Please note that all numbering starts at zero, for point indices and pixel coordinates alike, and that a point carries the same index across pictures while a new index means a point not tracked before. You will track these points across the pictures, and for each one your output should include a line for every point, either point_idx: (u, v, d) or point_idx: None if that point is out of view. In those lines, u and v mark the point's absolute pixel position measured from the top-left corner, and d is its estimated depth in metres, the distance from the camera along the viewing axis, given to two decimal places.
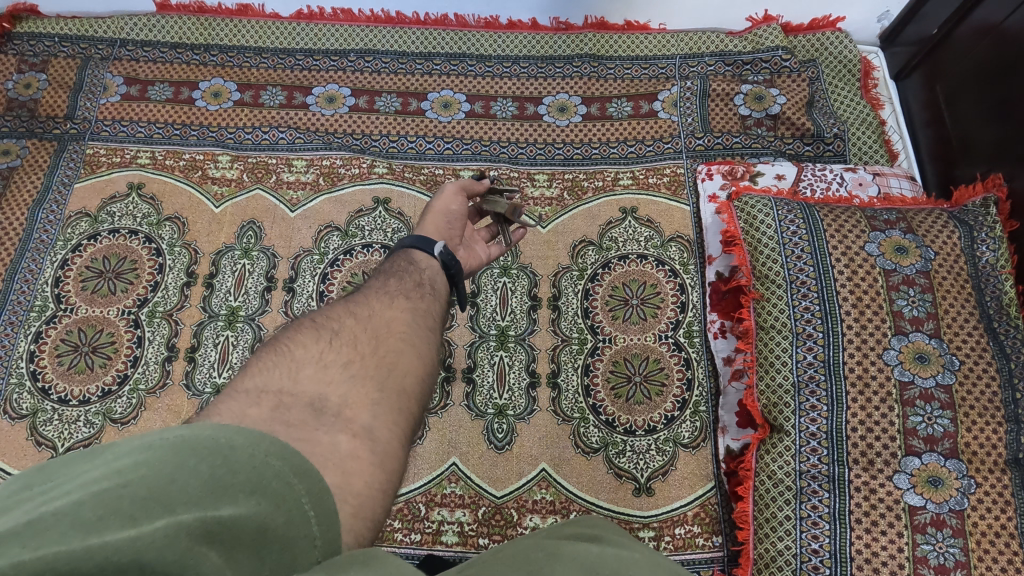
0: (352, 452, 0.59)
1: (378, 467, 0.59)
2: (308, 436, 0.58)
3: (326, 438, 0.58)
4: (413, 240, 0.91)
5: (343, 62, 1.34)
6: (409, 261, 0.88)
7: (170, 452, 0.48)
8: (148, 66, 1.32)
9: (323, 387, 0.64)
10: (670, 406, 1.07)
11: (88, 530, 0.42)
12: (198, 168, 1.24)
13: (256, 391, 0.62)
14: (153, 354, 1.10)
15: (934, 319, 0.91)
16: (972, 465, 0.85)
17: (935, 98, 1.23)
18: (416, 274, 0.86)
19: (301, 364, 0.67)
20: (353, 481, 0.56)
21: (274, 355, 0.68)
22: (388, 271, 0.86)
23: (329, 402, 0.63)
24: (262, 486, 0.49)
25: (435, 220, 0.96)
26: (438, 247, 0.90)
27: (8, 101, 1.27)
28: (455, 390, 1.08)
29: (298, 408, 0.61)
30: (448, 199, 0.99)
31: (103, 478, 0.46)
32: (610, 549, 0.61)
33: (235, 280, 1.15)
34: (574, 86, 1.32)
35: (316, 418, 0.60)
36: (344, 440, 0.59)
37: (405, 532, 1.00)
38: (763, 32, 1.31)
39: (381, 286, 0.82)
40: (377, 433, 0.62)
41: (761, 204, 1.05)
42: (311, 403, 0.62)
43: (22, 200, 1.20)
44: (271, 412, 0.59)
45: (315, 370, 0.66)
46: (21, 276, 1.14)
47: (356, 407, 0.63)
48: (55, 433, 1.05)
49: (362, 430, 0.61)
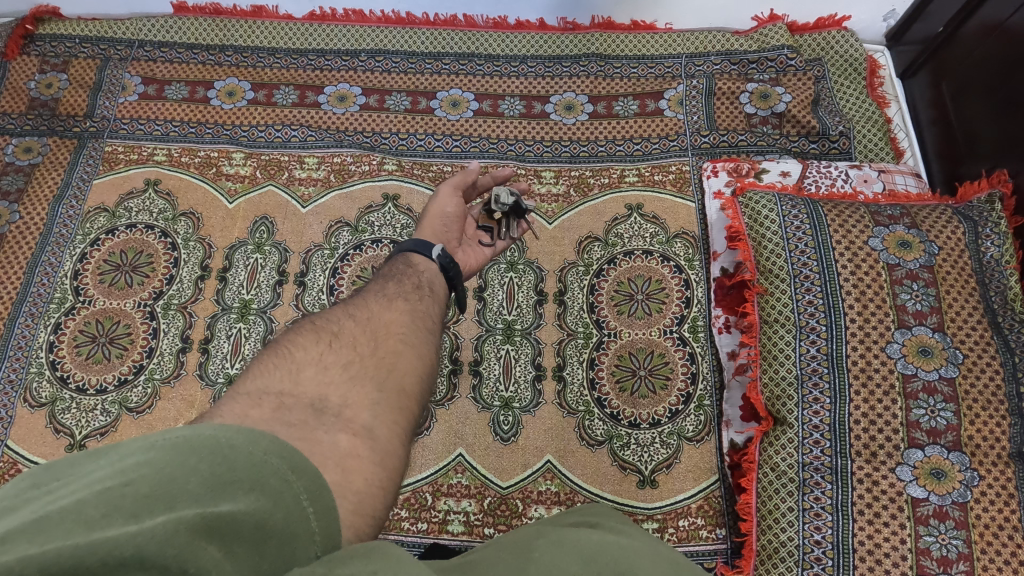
0: (352, 450, 0.60)
1: (379, 464, 0.60)
2: (308, 434, 0.59)
3: (326, 437, 0.59)
4: (413, 243, 0.94)
5: (354, 63, 1.36)
6: (408, 264, 0.90)
7: (172, 451, 0.49)
8: (165, 66, 1.35)
9: (323, 388, 0.66)
10: (674, 400, 1.08)
11: (91, 526, 0.43)
12: (212, 166, 1.27)
13: (257, 392, 0.63)
14: (168, 345, 1.13)
15: (937, 313, 0.92)
16: (975, 458, 0.85)
17: (941, 96, 1.23)
18: (415, 277, 0.88)
19: (301, 365, 0.68)
20: (353, 478, 0.57)
21: (276, 356, 0.70)
22: (388, 274, 0.88)
23: (329, 403, 0.64)
24: (260, 484, 0.50)
25: (431, 222, 1.00)
26: (437, 250, 0.93)
27: (30, 100, 1.31)
28: (462, 383, 1.10)
29: (299, 408, 0.62)
30: (444, 200, 1.03)
31: (106, 477, 0.47)
32: (611, 537, 0.61)
33: (248, 275, 1.18)
34: (580, 85, 1.33)
35: (317, 417, 0.62)
36: (344, 439, 0.60)
37: (412, 521, 1.02)
38: (769, 30, 1.33)
39: (380, 288, 0.85)
40: (377, 432, 0.63)
41: (765, 200, 1.06)
42: (312, 403, 0.63)
43: (43, 195, 1.23)
44: (272, 412, 0.61)
45: (316, 372, 0.68)
46: (41, 268, 1.17)
47: (356, 407, 0.65)
48: (74, 421, 1.08)
49: (362, 428, 0.63)
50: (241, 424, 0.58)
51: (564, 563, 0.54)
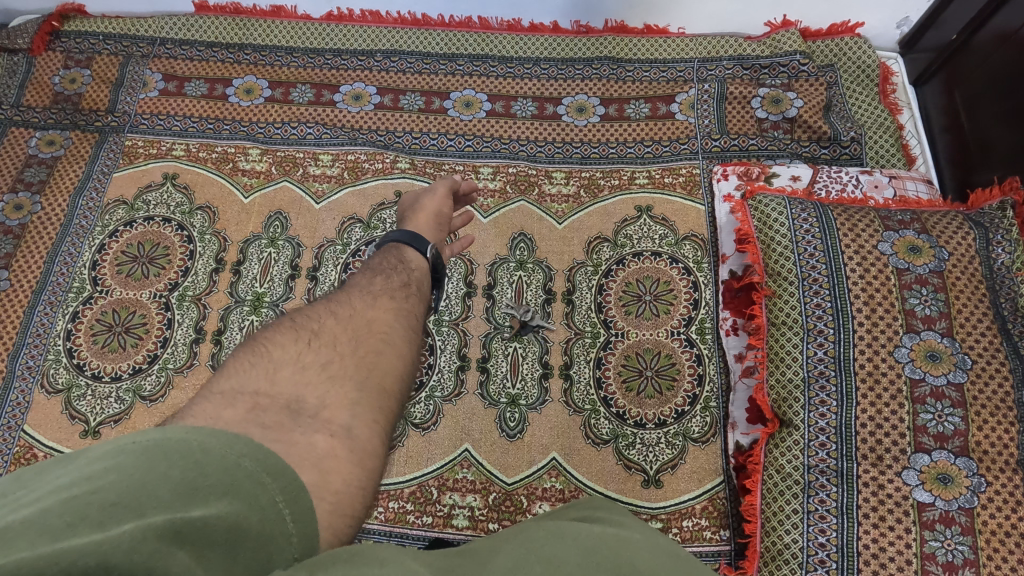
0: (331, 451, 0.59)
1: (358, 465, 0.60)
2: (284, 436, 0.57)
3: (303, 439, 0.58)
4: (407, 238, 0.96)
5: (369, 63, 1.38)
6: (400, 259, 0.92)
7: (143, 456, 0.48)
8: (185, 63, 1.38)
9: (301, 388, 0.65)
10: (680, 401, 1.08)
11: (56, 536, 0.41)
12: (229, 161, 1.29)
13: (232, 392, 0.63)
14: (182, 336, 1.15)
15: (946, 318, 0.92)
16: (982, 464, 0.85)
17: (953, 105, 1.23)
18: (405, 275, 0.89)
19: (279, 365, 0.67)
20: (332, 479, 0.56)
21: (266, 351, 0.69)
22: (380, 266, 0.90)
23: (306, 404, 0.63)
24: (234, 488, 0.49)
25: (422, 219, 1.02)
26: (429, 251, 0.96)
27: (55, 95, 1.35)
28: (469, 379, 1.11)
29: (275, 410, 0.61)
30: (439, 200, 1.06)
31: (73, 485, 0.45)
32: (612, 529, 0.62)
33: (261, 268, 1.20)
34: (593, 87, 1.35)
35: (294, 418, 0.61)
36: (321, 440, 0.59)
37: (417, 515, 1.03)
38: (782, 36, 1.33)
39: (369, 284, 0.85)
40: (356, 432, 0.63)
41: (774, 203, 1.06)
42: (288, 404, 0.62)
43: (64, 187, 1.26)
44: (248, 413, 0.59)
45: (294, 371, 0.67)
46: (61, 258, 1.20)
47: (336, 408, 0.64)
48: (89, 408, 1.10)
49: (340, 428, 0.62)
50: (215, 425, 0.57)
51: (564, 556, 0.54)
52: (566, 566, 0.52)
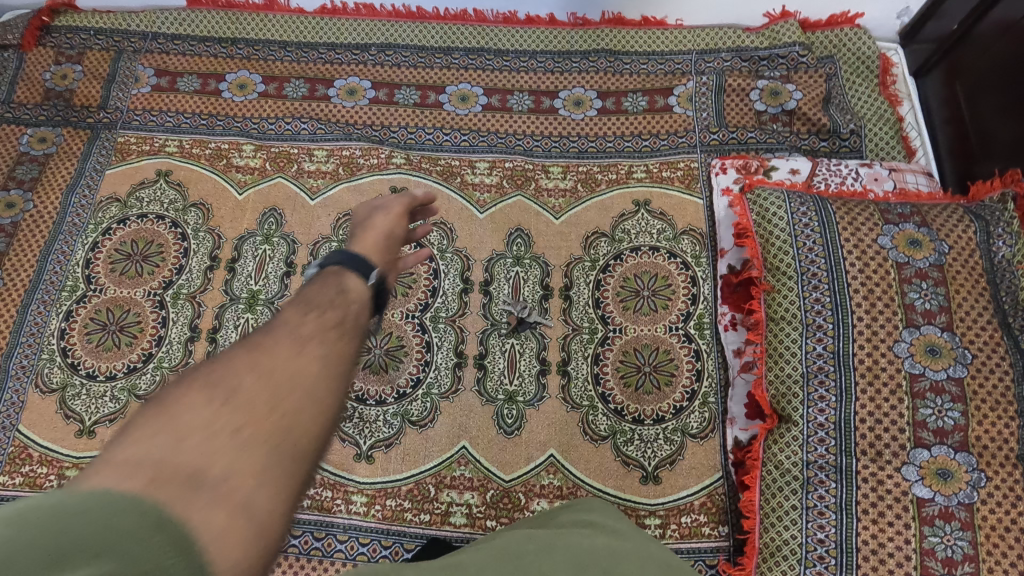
0: (228, 530, 0.51)
1: (259, 538, 0.52)
2: (185, 504, 0.50)
3: (198, 514, 0.50)
4: (348, 259, 0.83)
5: (364, 57, 1.37)
6: (339, 289, 0.78)
7: (35, 514, 0.44)
8: (177, 58, 1.37)
9: (203, 457, 0.54)
10: (678, 397, 1.07)
11: None
12: (223, 157, 1.28)
13: (123, 464, 0.51)
14: (177, 334, 1.14)
15: (946, 312, 0.91)
16: (982, 459, 0.84)
17: (954, 96, 1.22)
18: (341, 309, 0.75)
19: (180, 432, 0.55)
20: (233, 550, 0.50)
21: (216, 367, 0.63)
22: (311, 300, 0.75)
23: (209, 476, 0.53)
24: (166, 526, 0.48)
25: (371, 237, 0.93)
26: (372, 277, 0.83)
27: (46, 91, 1.33)
28: (466, 376, 1.10)
29: (170, 484, 0.51)
30: (392, 221, 0.97)
31: None
32: (603, 538, 0.63)
33: (256, 265, 1.19)
34: (589, 80, 1.33)
35: (192, 492, 0.51)
36: (219, 516, 0.51)
37: (415, 512, 1.02)
38: (781, 27, 1.32)
39: (296, 322, 0.71)
40: (259, 505, 0.54)
41: (774, 197, 1.05)
42: (188, 476, 0.52)
43: (57, 185, 1.25)
44: (141, 484, 0.50)
45: (197, 437, 0.55)
46: (55, 257, 1.19)
47: (241, 478, 0.54)
48: (83, 407, 1.09)
49: (242, 503, 0.53)
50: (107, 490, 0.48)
51: (555, 566, 0.56)
52: (560, 572, 0.54)
